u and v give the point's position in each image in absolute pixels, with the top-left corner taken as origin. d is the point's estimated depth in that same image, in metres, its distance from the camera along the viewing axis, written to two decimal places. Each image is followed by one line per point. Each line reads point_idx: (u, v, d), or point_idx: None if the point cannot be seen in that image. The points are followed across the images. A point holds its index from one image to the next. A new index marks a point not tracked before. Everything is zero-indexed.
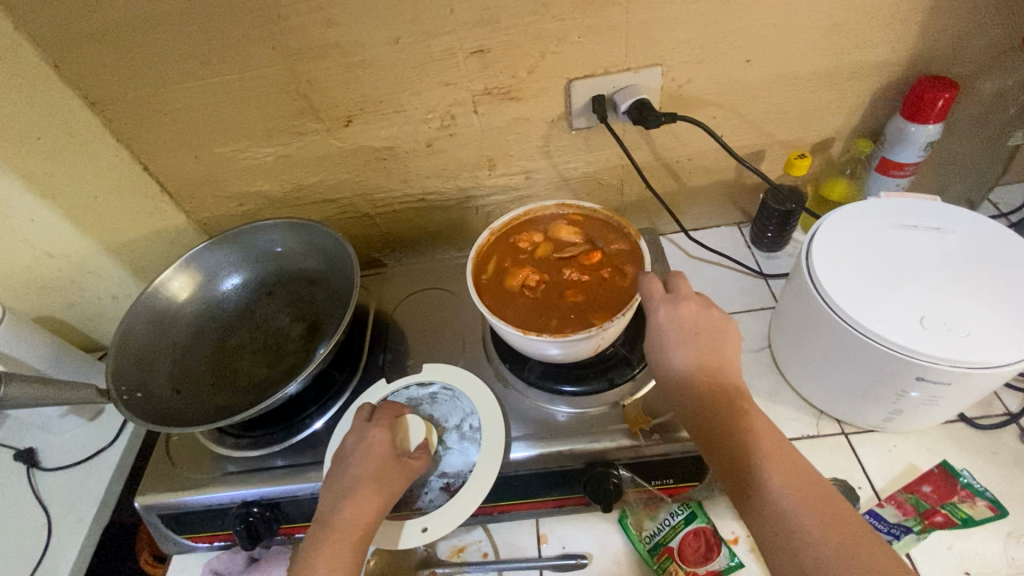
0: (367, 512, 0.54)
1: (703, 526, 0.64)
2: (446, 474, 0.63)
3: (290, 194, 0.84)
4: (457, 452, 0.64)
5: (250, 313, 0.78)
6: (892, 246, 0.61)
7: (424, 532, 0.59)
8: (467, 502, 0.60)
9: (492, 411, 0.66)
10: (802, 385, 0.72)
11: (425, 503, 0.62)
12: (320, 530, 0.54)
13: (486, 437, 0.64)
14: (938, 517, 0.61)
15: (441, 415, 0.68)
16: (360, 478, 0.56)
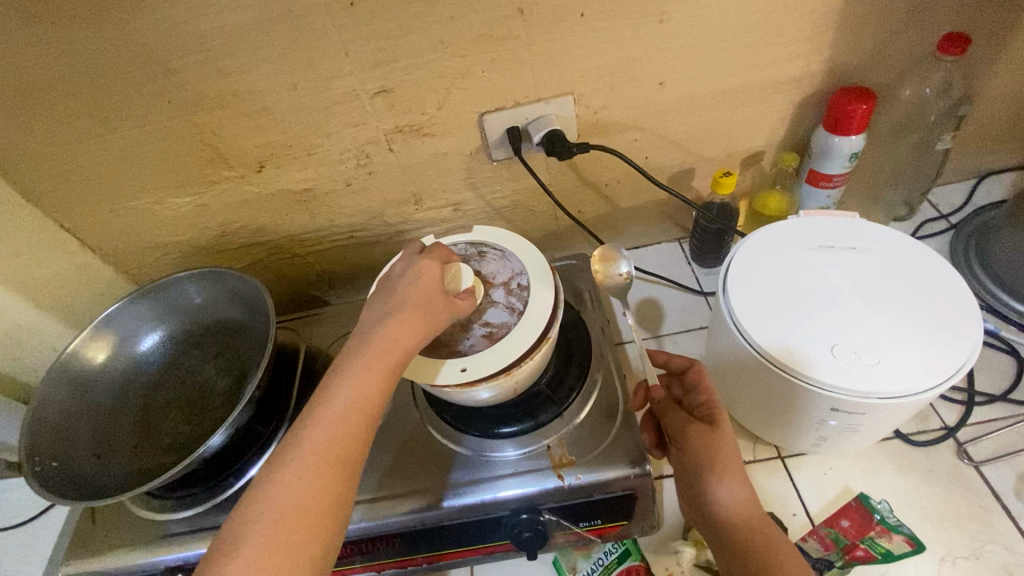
0: (406, 330, 0.52)
1: (637, 564, 0.63)
2: (488, 325, 0.61)
3: (214, 241, 0.83)
4: (504, 306, 0.62)
5: (175, 369, 0.76)
6: (805, 270, 0.60)
7: (463, 372, 0.57)
8: (509, 351, 0.58)
9: (543, 275, 0.64)
10: (736, 412, 0.70)
11: (465, 348, 0.60)
12: (349, 362, 0.50)
13: (531, 298, 0.62)
14: (857, 552, 0.60)
15: (490, 271, 0.66)
16: (396, 312, 0.53)
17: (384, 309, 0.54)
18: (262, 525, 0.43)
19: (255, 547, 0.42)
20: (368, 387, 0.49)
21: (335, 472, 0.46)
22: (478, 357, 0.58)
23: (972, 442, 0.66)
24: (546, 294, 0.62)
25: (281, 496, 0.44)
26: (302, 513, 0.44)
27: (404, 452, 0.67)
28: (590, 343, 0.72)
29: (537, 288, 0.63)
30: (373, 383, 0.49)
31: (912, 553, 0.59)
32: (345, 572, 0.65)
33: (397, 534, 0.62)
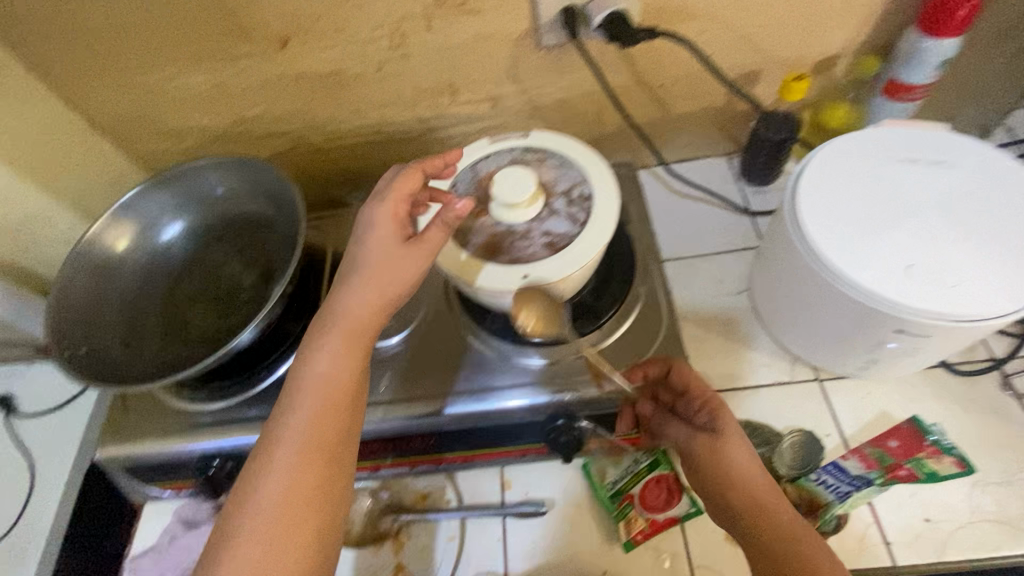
0: (375, 295, 0.50)
1: (665, 473, 0.62)
2: (550, 233, 0.55)
3: (231, 128, 0.77)
4: (565, 214, 0.56)
5: (200, 262, 0.73)
6: (885, 185, 0.55)
7: (523, 279, 0.53)
8: (573, 260, 0.53)
9: (608, 183, 0.57)
10: (779, 333, 0.68)
11: (524, 253, 0.54)
12: (311, 346, 0.49)
13: (595, 206, 0.55)
14: (902, 471, 0.53)
15: (549, 178, 0.58)
16: (358, 278, 0.50)
17: (351, 264, 0.52)
18: (252, 510, 0.44)
19: (256, 528, 0.43)
20: (340, 359, 0.49)
21: (317, 460, 0.46)
22: (540, 264, 0.53)
23: (1018, 375, 0.65)
24: (611, 203, 0.56)
25: (276, 477, 0.45)
26: (302, 485, 0.45)
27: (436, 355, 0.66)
28: (635, 255, 0.68)
29: (601, 195, 0.56)
30: (348, 367, 0.48)
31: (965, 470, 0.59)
32: (379, 465, 0.66)
33: (431, 433, 0.62)
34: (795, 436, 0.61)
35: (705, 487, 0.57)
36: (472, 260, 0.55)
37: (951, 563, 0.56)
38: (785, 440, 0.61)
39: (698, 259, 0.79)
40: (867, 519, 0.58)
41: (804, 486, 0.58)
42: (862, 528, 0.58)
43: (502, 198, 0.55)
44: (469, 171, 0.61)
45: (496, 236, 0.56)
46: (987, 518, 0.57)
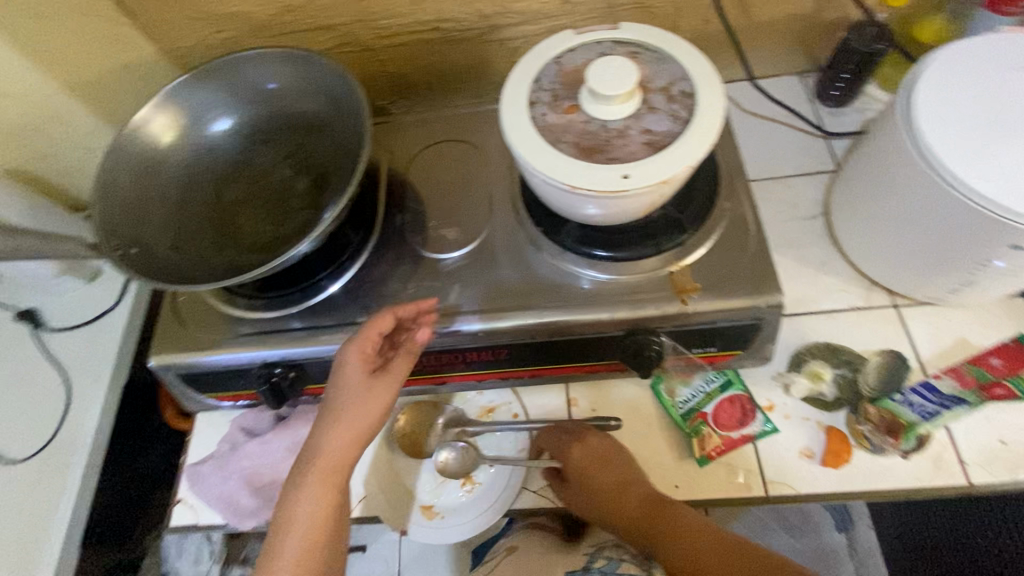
0: (348, 444, 0.52)
1: (738, 393, 0.62)
2: (651, 132, 0.51)
3: (277, 17, 0.70)
4: (664, 112, 0.52)
5: (249, 164, 0.68)
6: (1013, 91, 0.51)
7: (624, 179, 0.49)
8: (677, 159, 0.49)
9: (712, 80, 0.52)
10: (860, 256, 0.66)
11: (622, 152, 0.50)
12: (321, 428, 0.52)
13: (700, 103, 0.51)
14: (999, 389, 0.53)
15: (645, 73, 0.54)
16: (342, 384, 0.53)
17: (329, 409, 0.53)
18: None
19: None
20: (348, 430, 0.52)
21: None
22: (642, 164, 0.49)
23: None
24: (717, 102, 0.51)
25: (293, 540, 0.50)
26: (312, 547, 0.51)
27: (506, 268, 0.63)
28: (718, 169, 0.64)
29: (705, 92, 0.52)
30: (347, 450, 0.52)
31: None
32: (445, 379, 0.64)
33: (505, 345, 0.61)
34: (883, 358, 0.61)
35: (613, 528, 0.60)
36: (565, 158, 0.50)
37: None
38: (870, 360, 0.60)
39: (769, 182, 0.76)
40: (944, 440, 0.58)
41: (887, 407, 0.57)
42: (939, 448, 0.58)
43: (597, 90, 0.50)
44: (555, 64, 0.56)
45: (590, 134, 0.52)
46: None
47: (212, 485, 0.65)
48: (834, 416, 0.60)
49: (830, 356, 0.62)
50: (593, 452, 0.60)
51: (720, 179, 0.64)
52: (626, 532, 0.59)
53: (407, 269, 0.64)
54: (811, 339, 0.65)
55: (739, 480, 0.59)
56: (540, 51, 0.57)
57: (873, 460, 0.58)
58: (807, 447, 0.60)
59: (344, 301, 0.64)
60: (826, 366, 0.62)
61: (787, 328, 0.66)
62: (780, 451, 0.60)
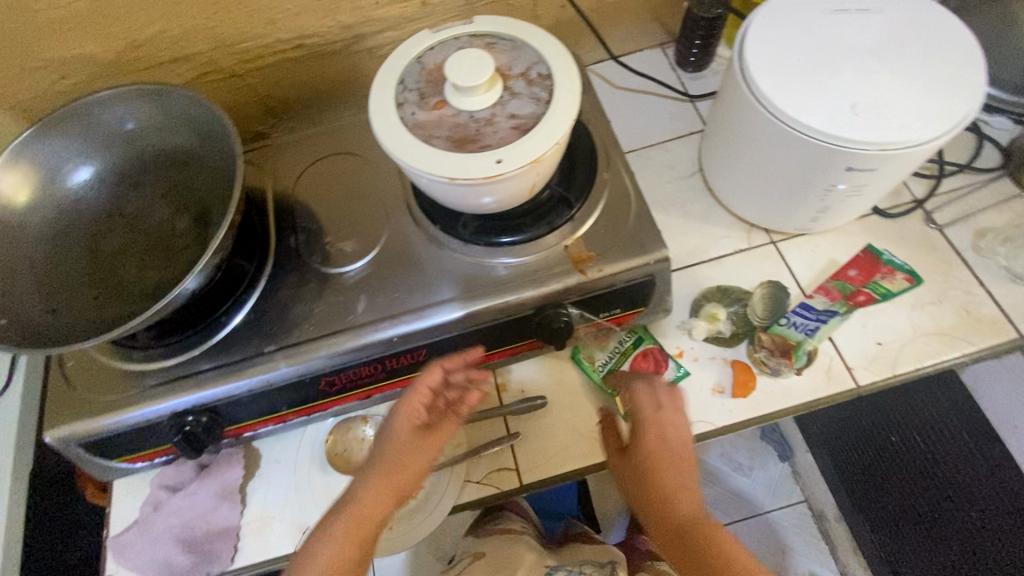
0: (381, 493, 0.56)
1: (650, 346, 0.66)
2: (517, 116, 0.53)
3: (126, 55, 0.66)
4: (527, 95, 0.54)
5: (121, 210, 0.65)
6: (825, 34, 0.57)
7: (499, 163, 0.51)
8: (544, 137, 0.51)
9: (565, 59, 0.55)
10: (734, 202, 0.71)
11: (492, 139, 0.52)
12: (366, 476, 0.57)
13: (557, 83, 0.54)
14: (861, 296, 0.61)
15: (504, 61, 0.56)
16: (392, 436, 0.58)
17: (376, 456, 0.57)
18: None
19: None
20: (386, 482, 0.56)
21: None
22: (513, 146, 0.51)
23: (938, 210, 0.72)
24: (573, 79, 0.54)
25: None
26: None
27: (411, 270, 0.63)
28: (595, 143, 0.68)
29: (561, 72, 0.55)
30: (382, 502, 0.56)
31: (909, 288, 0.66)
32: (371, 390, 0.64)
33: (422, 345, 0.61)
34: (763, 289, 0.66)
35: (651, 519, 0.61)
36: (440, 152, 0.52)
37: (901, 375, 0.64)
38: (754, 294, 0.65)
39: (649, 149, 0.81)
40: (830, 352, 0.65)
41: (777, 332, 0.63)
42: (828, 361, 0.64)
43: (459, 83, 0.52)
44: (416, 64, 0.57)
45: (459, 126, 0.53)
46: (926, 332, 0.65)
47: (143, 551, 0.61)
48: (734, 349, 0.65)
49: (722, 296, 0.68)
50: (676, 446, 0.59)
51: (598, 152, 0.68)
52: (659, 525, 0.61)
53: (312, 290, 0.64)
54: (704, 285, 0.71)
55: None
56: (399, 54, 0.57)
57: (776, 382, 0.63)
58: (717, 384, 0.64)
59: (250, 333, 0.62)
60: (719, 307, 0.67)
61: (685, 280, 0.71)
62: (695, 392, 0.64)
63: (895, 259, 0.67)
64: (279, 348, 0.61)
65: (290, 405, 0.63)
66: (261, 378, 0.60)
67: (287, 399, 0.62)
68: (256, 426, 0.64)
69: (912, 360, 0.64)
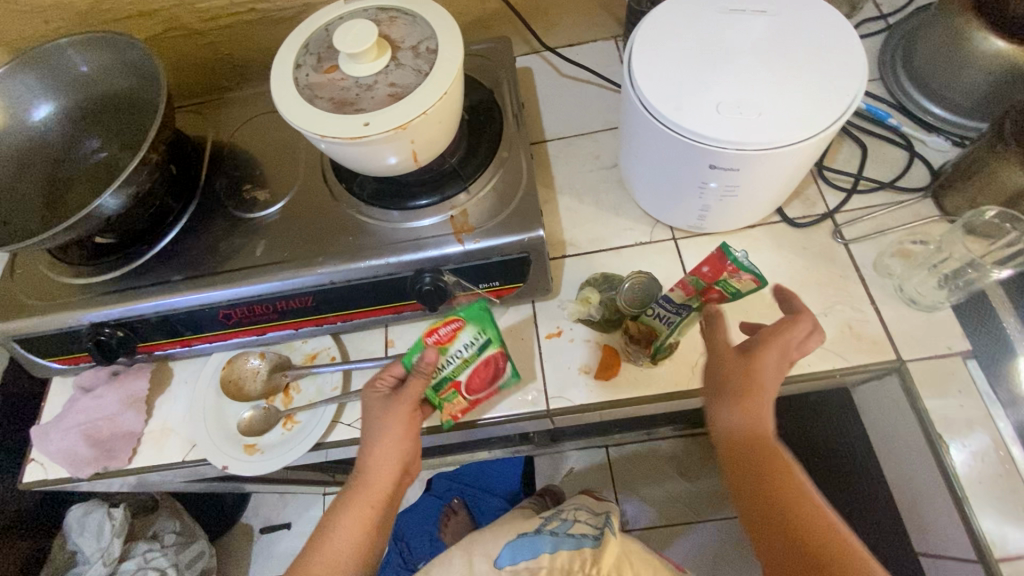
0: (388, 466, 0.59)
1: (494, 354, 0.62)
2: (396, 85, 0.57)
3: (98, 6, 0.75)
4: (410, 68, 0.58)
5: (76, 143, 0.74)
6: (713, 32, 0.58)
7: (366, 126, 0.55)
8: (412, 106, 0.55)
9: (452, 37, 0.59)
10: (636, 195, 0.73)
11: (368, 104, 0.57)
12: (348, 497, 0.60)
13: (438, 58, 0.58)
14: (712, 292, 0.59)
15: (399, 35, 0.60)
16: (379, 433, 0.60)
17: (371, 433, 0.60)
18: None
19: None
20: (386, 456, 0.59)
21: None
22: (383, 111, 0.55)
23: (848, 224, 0.71)
24: (454, 56, 0.58)
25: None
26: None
27: (313, 224, 0.69)
28: (504, 124, 0.72)
29: (445, 48, 0.58)
30: (375, 502, 0.59)
31: (761, 287, 0.55)
32: (266, 328, 0.70)
33: (308, 292, 0.66)
34: (637, 278, 0.67)
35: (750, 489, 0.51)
36: (320, 111, 0.56)
37: None
38: (625, 282, 0.67)
39: (578, 137, 0.83)
40: (700, 349, 0.66)
41: (645, 321, 0.64)
42: (696, 357, 0.65)
43: (344, 50, 0.57)
44: (324, 31, 0.62)
45: (344, 90, 0.58)
46: None
47: (53, 442, 0.69)
48: (606, 332, 0.68)
49: (602, 283, 0.70)
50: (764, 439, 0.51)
51: (505, 135, 0.71)
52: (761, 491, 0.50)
53: (226, 229, 0.71)
54: (595, 272, 0.73)
55: (527, 400, 0.66)
56: (311, 22, 0.63)
57: (639, 370, 0.66)
58: (584, 364, 0.67)
59: (165, 263, 0.69)
60: (594, 291, 0.68)
61: (579, 265, 0.74)
62: (564, 369, 0.67)
63: (745, 259, 0.54)
64: (184, 278, 0.67)
65: (191, 331, 0.70)
66: (164, 303, 0.67)
67: (189, 326, 0.69)
68: (165, 346, 0.72)
69: None
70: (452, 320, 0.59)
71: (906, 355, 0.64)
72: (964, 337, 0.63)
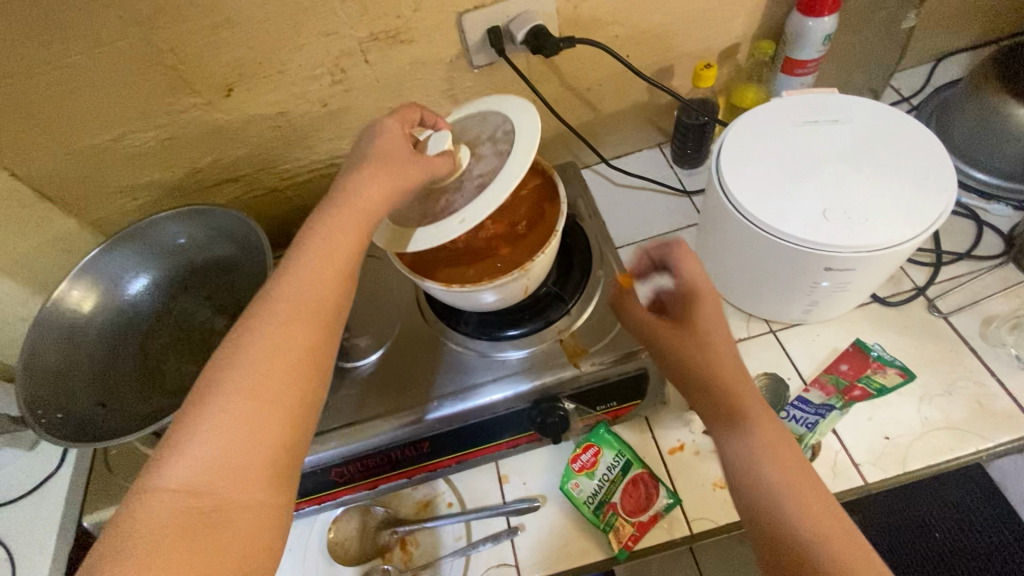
0: (324, 258, 0.46)
1: (640, 472, 0.64)
2: (480, 175, 0.58)
3: (187, 178, 0.78)
4: (490, 154, 0.59)
5: (171, 312, 0.74)
6: (795, 144, 0.62)
7: (462, 222, 0.55)
8: (502, 187, 0.55)
9: (526, 112, 0.60)
10: (729, 294, 0.74)
11: (460, 203, 0.57)
12: (261, 303, 0.44)
13: (516, 137, 0.58)
14: (856, 390, 0.66)
15: (472, 134, 0.62)
16: (303, 250, 0.47)
17: (314, 227, 0.48)
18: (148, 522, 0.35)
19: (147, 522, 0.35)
20: (320, 263, 0.46)
21: (257, 403, 0.39)
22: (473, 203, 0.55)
23: (940, 297, 0.72)
24: (529, 124, 0.58)
25: (242, 367, 0.40)
26: (244, 450, 0.38)
27: (420, 365, 0.68)
28: (590, 244, 0.74)
29: (521, 123, 0.59)
30: (352, 228, 0.48)
31: (905, 382, 0.66)
32: (379, 480, 0.68)
33: (425, 437, 0.64)
34: (762, 381, 0.68)
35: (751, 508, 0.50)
36: None
37: (914, 472, 0.61)
38: None
39: (649, 242, 0.85)
40: (835, 447, 0.64)
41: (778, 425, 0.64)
42: (833, 456, 0.63)
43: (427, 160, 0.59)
44: None
45: (433, 202, 0.59)
46: (937, 426, 0.63)
47: None
48: None
49: None
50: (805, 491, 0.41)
51: (593, 253, 0.73)
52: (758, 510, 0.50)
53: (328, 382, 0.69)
54: None
55: (668, 527, 0.63)
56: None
57: None
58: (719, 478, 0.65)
59: None
60: None
61: None
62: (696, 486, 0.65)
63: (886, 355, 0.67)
64: None
65: (302, 496, 0.66)
66: None
67: (301, 489, 0.66)
68: None
69: (925, 456, 0.62)
70: (589, 447, 0.66)
71: None
72: None
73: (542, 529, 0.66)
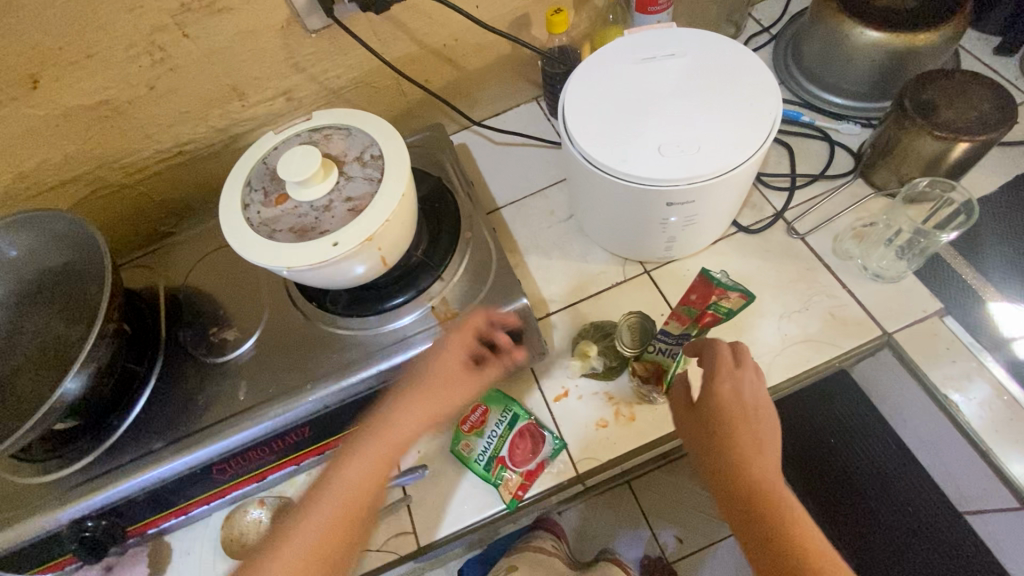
0: None
1: (526, 424, 0.66)
2: (352, 197, 0.58)
3: (16, 185, 0.71)
4: (361, 176, 0.59)
5: (18, 331, 0.68)
6: (634, 83, 0.62)
7: (334, 246, 0.54)
8: (377, 214, 0.55)
9: (393, 140, 0.60)
10: (601, 240, 0.75)
11: (329, 224, 0.56)
12: None
13: (386, 162, 0.59)
14: (706, 317, 0.65)
15: (339, 150, 0.61)
16: None
17: None
18: None
19: None
20: None
21: None
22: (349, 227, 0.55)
23: (797, 219, 0.75)
24: (401, 155, 0.59)
25: None
26: None
27: (292, 351, 0.66)
28: (459, 207, 0.73)
29: (391, 150, 0.59)
30: None
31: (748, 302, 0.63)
32: (265, 471, 0.66)
33: (303, 423, 0.63)
34: (630, 319, 0.71)
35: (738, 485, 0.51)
36: (284, 244, 0.55)
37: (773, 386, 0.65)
38: (621, 325, 0.70)
39: (529, 198, 0.85)
40: None
41: (648, 358, 0.67)
42: None
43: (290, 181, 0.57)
44: (262, 165, 0.62)
45: (302, 217, 0.57)
46: (794, 341, 0.67)
47: None
48: (612, 380, 0.69)
49: (595, 332, 0.71)
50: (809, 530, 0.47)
51: (461, 215, 0.72)
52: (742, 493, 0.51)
53: (194, 380, 0.67)
54: (583, 323, 0.73)
55: (555, 472, 0.65)
56: (244, 161, 0.62)
57: (654, 408, 0.66)
58: (600, 418, 0.67)
59: (137, 436, 0.64)
60: (591, 342, 0.70)
61: (565, 319, 0.74)
62: (579, 428, 0.67)
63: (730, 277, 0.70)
64: (168, 444, 0.62)
65: (185, 497, 0.64)
66: (148, 477, 0.61)
67: (181, 492, 0.64)
68: (159, 521, 0.66)
69: (783, 370, 0.66)
70: (477, 407, 0.68)
71: (890, 328, 0.67)
72: (933, 298, 0.67)
73: (437, 493, 0.66)
